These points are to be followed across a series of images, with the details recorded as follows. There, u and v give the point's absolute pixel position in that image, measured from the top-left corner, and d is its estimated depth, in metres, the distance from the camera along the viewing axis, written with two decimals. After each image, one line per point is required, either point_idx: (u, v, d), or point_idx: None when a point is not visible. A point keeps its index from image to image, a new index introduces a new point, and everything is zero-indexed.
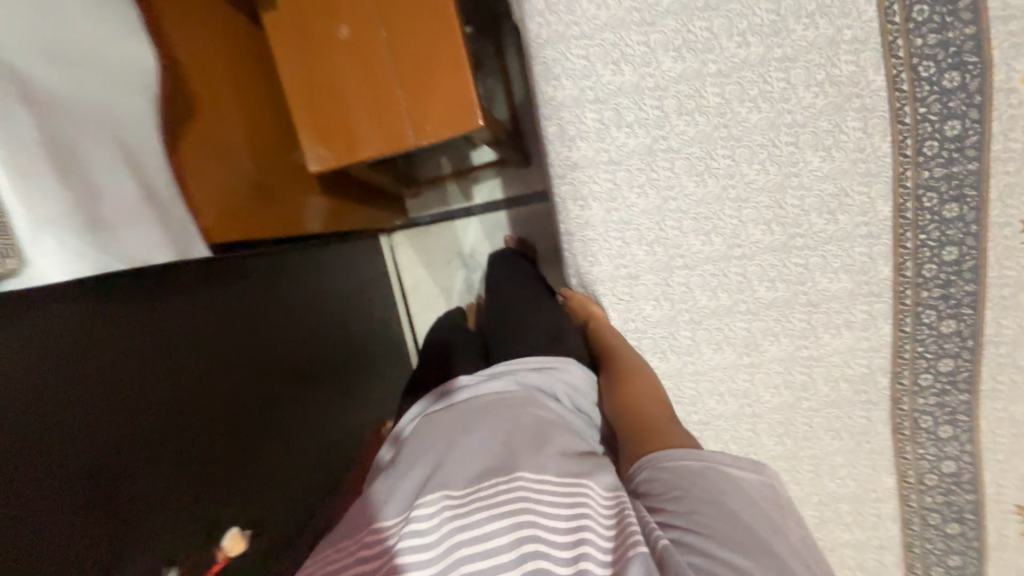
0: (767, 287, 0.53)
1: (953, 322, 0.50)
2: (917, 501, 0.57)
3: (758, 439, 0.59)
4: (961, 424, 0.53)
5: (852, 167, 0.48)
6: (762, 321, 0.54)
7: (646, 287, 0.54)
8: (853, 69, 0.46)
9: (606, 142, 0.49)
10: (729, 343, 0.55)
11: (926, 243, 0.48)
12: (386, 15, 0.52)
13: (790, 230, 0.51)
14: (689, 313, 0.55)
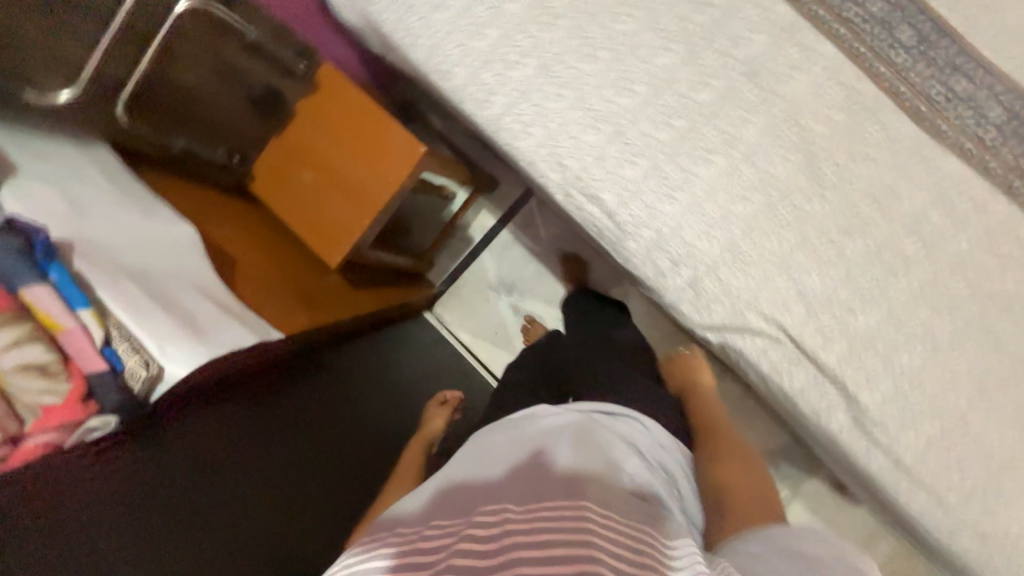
0: (709, 152, 0.64)
1: (931, 55, 0.59)
2: (1012, 233, 0.59)
3: (811, 279, 0.63)
4: (1004, 131, 0.58)
5: (722, 23, 0.63)
6: (725, 184, 0.64)
7: (638, 200, 0.66)
8: None
9: (537, 117, 0.68)
10: (712, 215, 0.65)
11: (855, 18, 0.61)
12: (331, 134, 0.86)
13: (701, 96, 0.64)
14: (673, 203, 0.65)
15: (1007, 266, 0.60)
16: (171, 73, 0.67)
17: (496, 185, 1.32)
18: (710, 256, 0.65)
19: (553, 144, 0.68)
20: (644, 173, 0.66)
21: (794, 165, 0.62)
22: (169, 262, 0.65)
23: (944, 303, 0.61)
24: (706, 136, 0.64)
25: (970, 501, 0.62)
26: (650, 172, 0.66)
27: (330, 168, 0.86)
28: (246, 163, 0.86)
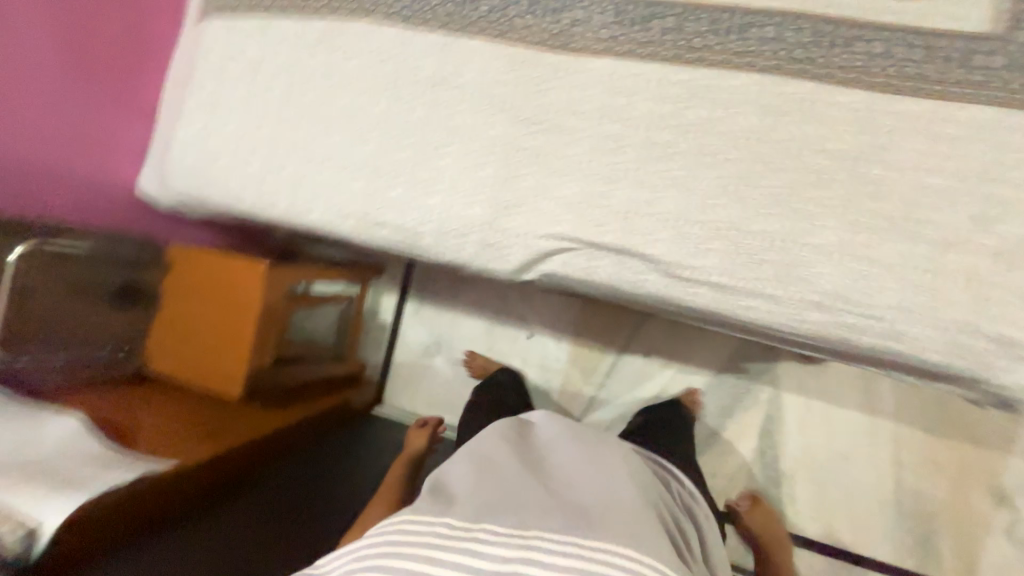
0: (444, 150, 0.79)
1: (552, 8, 0.75)
2: (683, 87, 0.72)
3: (565, 197, 0.74)
4: (632, 27, 0.73)
5: (407, 64, 0.81)
6: (467, 166, 0.78)
7: (411, 210, 0.79)
8: (360, 39, 0.83)
9: (315, 193, 0.84)
10: (470, 192, 0.77)
11: (490, 12, 0.77)
12: (191, 289, 1.03)
13: (419, 117, 0.80)
14: (437, 198, 0.78)
15: (697, 109, 0.71)
16: (21, 307, 0.87)
17: (383, 268, 1.45)
18: (480, 215, 0.76)
19: (335, 205, 0.83)
20: (406, 190, 0.80)
21: (503, 120, 0.77)
22: (55, 438, 0.79)
23: (668, 160, 0.72)
24: (436, 141, 0.79)
25: (788, 287, 0.67)
26: (410, 182, 0.79)
27: (199, 324, 1.02)
28: (133, 351, 1.05)
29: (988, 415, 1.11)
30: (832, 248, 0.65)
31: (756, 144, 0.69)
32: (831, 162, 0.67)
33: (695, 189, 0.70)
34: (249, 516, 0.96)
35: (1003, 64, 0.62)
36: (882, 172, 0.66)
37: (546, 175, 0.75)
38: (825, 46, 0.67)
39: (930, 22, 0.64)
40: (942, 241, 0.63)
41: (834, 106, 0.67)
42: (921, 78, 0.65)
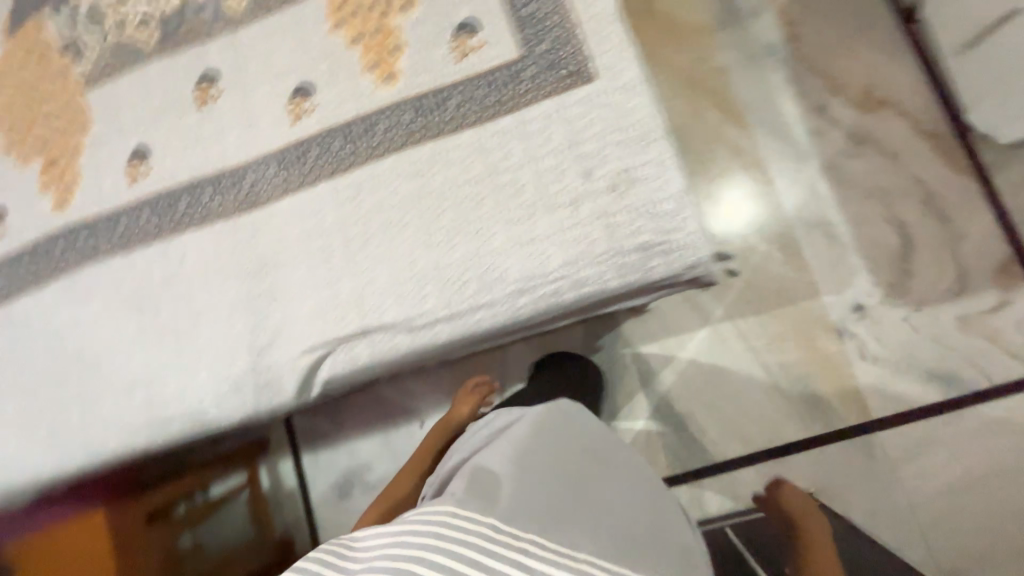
0: (198, 331, 0.88)
1: (232, 185, 0.91)
2: (349, 190, 0.86)
3: (303, 315, 0.84)
4: (293, 170, 0.89)
5: (144, 280, 0.92)
6: (219, 333, 0.87)
7: (190, 394, 0.86)
8: (98, 281, 0.93)
9: (106, 424, 0.89)
10: (230, 352, 0.85)
11: (190, 212, 0.92)
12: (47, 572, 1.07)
13: (169, 316, 0.90)
14: (206, 373, 0.86)
15: (366, 200, 0.85)
16: None
17: (266, 438, 1.43)
18: (248, 363, 0.84)
19: (126, 425, 0.88)
20: (180, 380, 0.87)
21: (234, 284, 0.88)
22: None
23: (365, 246, 0.84)
24: (190, 328, 0.88)
25: (492, 293, 0.78)
26: (183, 370, 0.87)
27: None
28: None
29: (782, 273, 1.28)
30: (506, 247, 0.79)
31: (419, 203, 0.84)
32: (474, 187, 0.82)
33: (395, 257, 0.82)
34: None
35: (536, 72, 0.83)
36: (508, 175, 0.82)
37: (284, 308, 0.85)
38: (426, 116, 0.86)
39: (480, 69, 0.85)
40: (569, 201, 0.78)
41: (455, 150, 0.84)
42: (497, 104, 0.84)
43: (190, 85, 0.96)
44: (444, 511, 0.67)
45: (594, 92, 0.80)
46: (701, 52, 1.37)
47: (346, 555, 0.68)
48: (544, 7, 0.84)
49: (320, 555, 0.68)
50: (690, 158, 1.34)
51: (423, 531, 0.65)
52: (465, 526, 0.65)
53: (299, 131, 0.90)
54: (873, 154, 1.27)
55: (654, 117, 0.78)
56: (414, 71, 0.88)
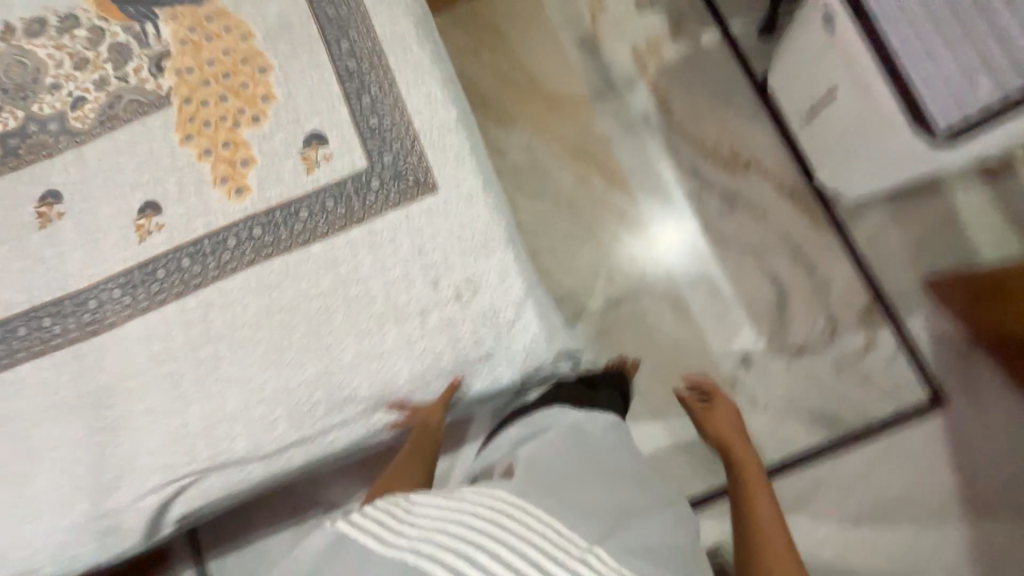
0: (33, 476, 0.80)
1: (71, 310, 0.86)
2: (198, 310, 0.83)
3: (148, 450, 0.79)
4: (138, 291, 0.85)
5: None
6: (56, 477, 0.80)
7: (25, 548, 0.79)
8: None
9: None
10: (69, 498, 0.79)
11: (22, 341, 0.85)
12: None
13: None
14: (43, 522, 0.79)
15: (216, 320, 0.83)
16: None
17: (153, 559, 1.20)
18: (82, 515, 0.78)
19: None
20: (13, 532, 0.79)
21: (72, 418, 0.82)
22: None
23: (213, 371, 0.80)
24: (23, 472, 0.81)
25: (345, 413, 0.78)
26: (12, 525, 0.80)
27: None
28: None
29: (673, 331, 1.33)
30: (355, 363, 0.78)
31: (270, 320, 0.82)
32: (324, 302, 0.81)
33: (244, 378, 0.79)
34: None
35: (384, 183, 0.85)
36: (358, 287, 0.81)
37: (125, 443, 0.80)
38: (278, 229, 0.85)
39: (331, 180, 0.86)
40: (417, 311, 0.79)
41: (306, 263, 0.84)
42: (348, 215, 0.85)
43: (32, 202, 0.92)
44: (505, 501, 0.57)
45: (438, 201, 0.83)
46: (583, 122, 1.45)
47: (397, 515, 0.56)
48: (390, 119, 0.87)
49: (378, 517, 0.56)
50: (580, 224, 1.40)
51: (487, 516, 0.55)
52: (533, 516, 0.55)
53: (147, 248, 0.87)
54: (743, 213, 1.37)
55: (494, 225, 0.82)
56: (267, 184, 0.88)
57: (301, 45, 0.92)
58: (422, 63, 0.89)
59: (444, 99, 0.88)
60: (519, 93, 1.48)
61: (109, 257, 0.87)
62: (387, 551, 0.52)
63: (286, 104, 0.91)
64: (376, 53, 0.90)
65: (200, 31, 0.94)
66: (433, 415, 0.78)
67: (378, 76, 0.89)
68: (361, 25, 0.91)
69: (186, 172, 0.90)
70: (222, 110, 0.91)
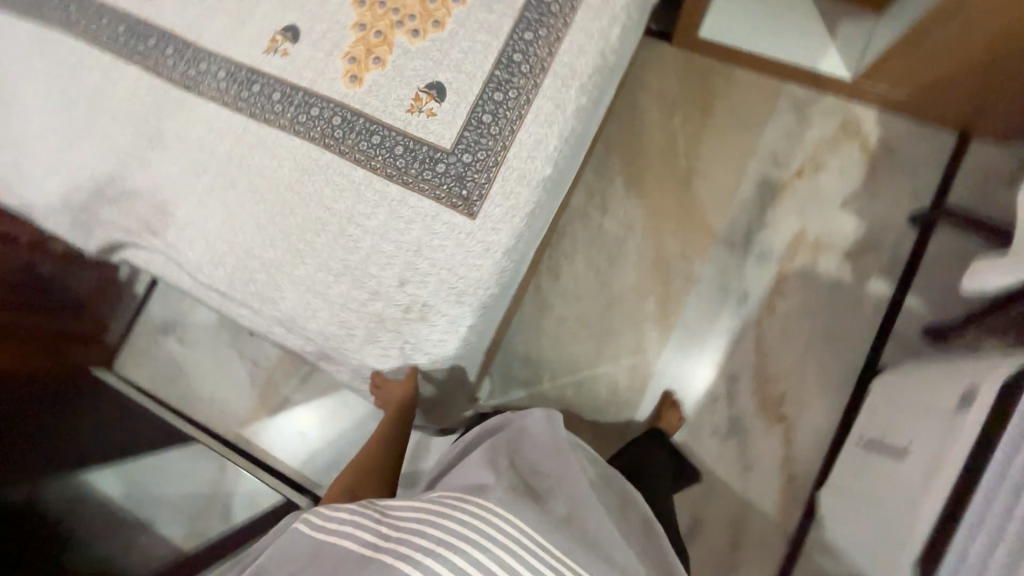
0: (79, 148, 0.97)
1: (187, 58, 0.97)
2: (252, 139, 0.92)
3: (149, 204, 0.93)
4: (233, 86, 0.94)
5: (73, 71, 1.00)
6: (88, 162, 0.96)
7: (42, 189, 0.98)
8: (47, 44, 1.01)
9: None
10: (83, 184, 0.95)
11: (145, 49, 0.98)
12: None
13: (71, 117, 0.99)
14: (61, 184, 0.96)
15: (256, 158, 0.91)
16: None
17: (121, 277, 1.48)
18: (85, 203, 0.95)
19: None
20: (45, 172, 0.98)
21: (128, 135, 0.96)
22: None
23: (224, 191, 0.91)
24: (77, 139, 0.97)
25: (271, 307, 0.87)
26: (44, 162, 0.98)
27: None
28: None
29: None
30: (302, 281, 0.84)
31: (285, 192, 0.88)
32: (325, 216, 0.86)
33: (236, 217, 0.89)
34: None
35: (444, 173, 0.84)
36: (353, 230, 0.85)
37: (139, 180, 0.93)
38: (348, 133, 0.89)
39: (415, 132, 0.87)
40: (370, 289, 0.82)
41: (341, 176, 0.87)
42: (398, 171, 0.86)
43: None
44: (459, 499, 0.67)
45: (464, 225, 0.82)
46: (692, 250, 1.33)
47: (379, 520, 0.68)
48: (497, 129, 0.84)
49: (355, 515, 0.69)
50: (602, 321, 1.33)
51: (442, 523, 0.63)
52: (481, 518, 0.63)
53: (265, 61, 0.94)
54: (732, 449, 1.25)
55: (481, 286, 0.80)
56: (374, 91, 0.90)
57: (499, 3, 0.89)
58: (565, 107, 0.84)
59: (549, 153, 0.83)
60: (668, 176, 1.37)
61: (238, 45, 0.96)
62: (367, 548, 0.64)
63: (444, 41, 0.90)
64: (542, 65, 0.85)
65: None
66: (397, 393, 0.88)
67: (525, 86, 0.85)
68: (555, 30, 0.86)
69: (336, 28, 0.94)
70: (402, 5, 0.92)
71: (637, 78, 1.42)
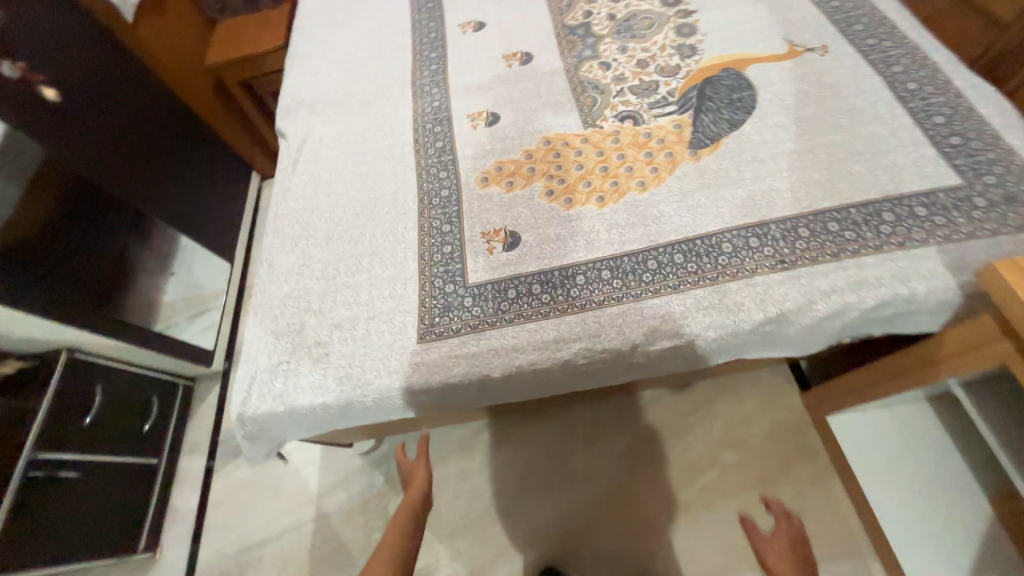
0: (336, 71, 1.30)
1: (433, 81, 1.22)
2: (398, 155, 1.11)
3: (318, 128, 1.19)
4: (430, 117, 1.16)
5: (385, 36, 1.35)
6: (329, 82, 1.28)
7: (298, 69, 1.33)
8: (393, 15, 1.39)
9: (305, 30, 1.42)
10: (313, 90, 1.27)
11: (425, 57, 1.28)
12: (243, 25, 1.67)
13: (354, 53, 1.33)
14: (306, 77, 1.30)
15: (385, 166, 1.10)
16: None
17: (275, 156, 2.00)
18: (300, 94, 1.26)
19: (299, 41, 1.40)
20: (311, 63, 1.33)
21: (359, 88, 1.25)
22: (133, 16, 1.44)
23: (351, 163, 1.12)
24: (341, 66, 1.31)
25: (277, 244, 1.02)
26: (317, 60, 1.33)
27: (231, 29, 1.68)
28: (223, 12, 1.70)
29: None
30: (307, 256, 0.99)
31: (371, 201, 1.05)
32: (365, 238, 1.00)
33: (336, 184, 1.09)
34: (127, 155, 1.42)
35: (445, 294, 0.89)
36: (364, 264, 0.96)
37: (332, 115, 1.21)
38: (438, 208, 1.01)
39: (468, 249, 0.94)
40: (321, 306, 0.91)
41: (402, 227, 1.00)
42: (428, 261, 0.94)
43: (525, 48, 1.23)
44: None
45: (408, 339, 0.86)
46: (608, 562, 1.13)
47: None
48: (507, 307, 0.86)
49: None
50: (484, 513, 1.22)
51: None
52: None
53: (460, 120, 1.13)
54: None
55: (363, 387, 0.82)
56: (484, 199, 1.00)
57: (617, 231, 0.90)
58: (561, 349, 0.80)
59: (512, 364, 0.81)
60: (665, 484, 1.18)
61: (460, 98, 1.17)
62: None
63: (557, 216, 0.95)
64: (585, 303, 0.83)
65: (651, 151, 0.99)
66: (422, 472, 0.91)
67: (559, 302, 0.84)
68: (626, 292, 0.83)
69: (515, 142, 1.07)
70: (566, 168, 1.01)
71: (734, 385, 1.25)
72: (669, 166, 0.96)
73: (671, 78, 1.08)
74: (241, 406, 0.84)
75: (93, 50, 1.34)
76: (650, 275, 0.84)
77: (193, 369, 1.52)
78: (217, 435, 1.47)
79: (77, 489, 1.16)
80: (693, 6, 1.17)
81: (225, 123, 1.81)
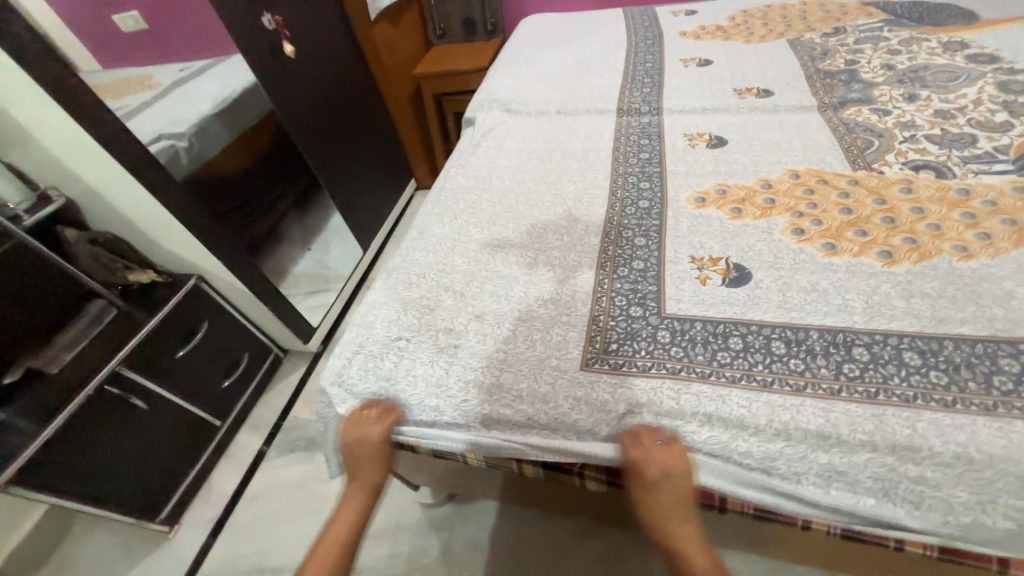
0: (538, 80, 1.24)
1: (646, 98, 1.08)
2: (592, 156, 0.94)
3: (506, 123, 1.10)
4: (639, 128, 0.99)
5: (598, 61, 1.27)
6: (528, 87, 1.21)
7: (501, 74, 1.30)
8: (611, 48, 1.33)
9: (518, 52, 1.42)
10: (511, 91, 1.21)
11: (641, 79, 1.15)
12: (456, 52, 1.79)
13: (560, 71, 1.26)
14: (505, 82, 1.25)
15: (575, 166, 0.93)
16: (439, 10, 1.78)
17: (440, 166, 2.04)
18: (497, 94, 1.21)
19: (510, 57, 1.40)
20: (513, 72, 1.30)
21: (558, 96, 1.16)
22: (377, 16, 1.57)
23: (534, 157, 0.97)
24: (541, 78, 1.24)
25: (431, 216, 0.87)
26: (520, 70, 1.30)
27: (444, 51, 1.80)
28: (441, 38, 1.85)
29: None
30: (463, 234, 0.82)
31: (549, 195, 0.88)
32: (534, 229, 0.81)
33: (511, 172, 0.95)
34: (324, 119, 1.43)
35: (627, 316, 0.63)
36: (527, 256, 0.76)
37: (525, 114, 1.12)
38: (633, 219, 0.78)
39: (671, 273, 0.68)
40: (460, 292, 0.72)
41: (580, 229, 0.79)
42: (609, 272, 0.70)
43: (764, 84, 1.04)
44: None
45: (569, 362, 0.59)
46: None
47: None
48: (727, 362, 0.56)
49: None
50: None
51: None
52: None
53: (673, 136, 0.94)
54: None
55: (493, 404, 0.58)
56: (700, 219, 0.76)
57: (925, 301, 0.58)
58: (831, 452, 0.49)
59: (733, 447, 0.51)
60: None
61: (676, 118, 1.00)
62: None
63: (814, 260, 0.66)
64: (869, 390, 0.51)
65: (972, 211, 0.67)
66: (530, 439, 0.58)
67: (820, 376, 0.53)
68: (957, 398, 0.49)
69: (747, 168, 0.83)
70: (824, 206, 0.73)
71: None
72: (1014, 235, 0.62)
73: (997, 132, 0.78)
74: (335, 388, 0.64)
75: (328, 28, 1.39)
76: (1008, 382, 0.49)
77: (289, 341, 1.43)
78: (282, 419, 1.31)
79: (138, 424, 1.04)
80: (1023, 64, 0.89)
81: (407, 129, 1.89)
